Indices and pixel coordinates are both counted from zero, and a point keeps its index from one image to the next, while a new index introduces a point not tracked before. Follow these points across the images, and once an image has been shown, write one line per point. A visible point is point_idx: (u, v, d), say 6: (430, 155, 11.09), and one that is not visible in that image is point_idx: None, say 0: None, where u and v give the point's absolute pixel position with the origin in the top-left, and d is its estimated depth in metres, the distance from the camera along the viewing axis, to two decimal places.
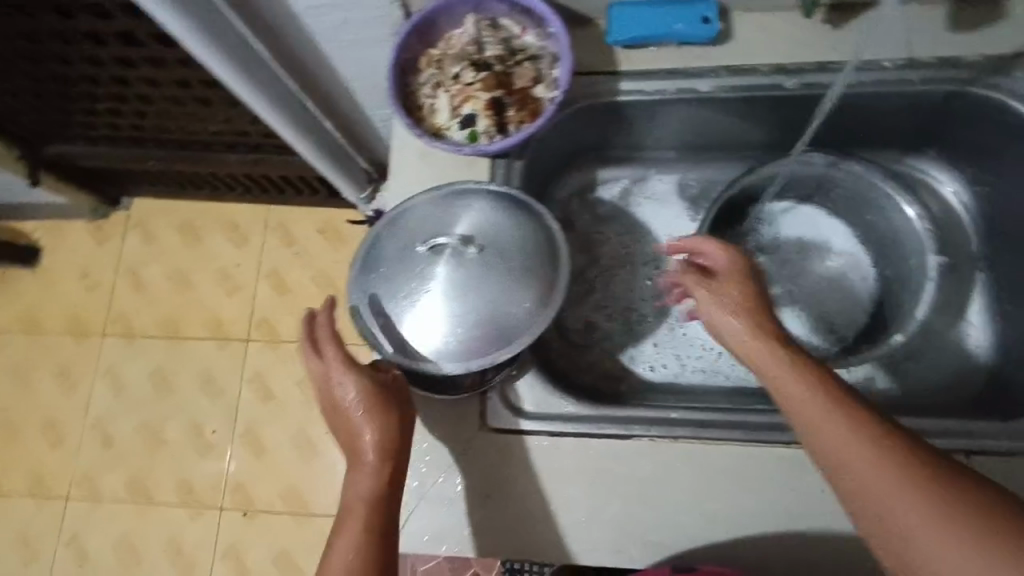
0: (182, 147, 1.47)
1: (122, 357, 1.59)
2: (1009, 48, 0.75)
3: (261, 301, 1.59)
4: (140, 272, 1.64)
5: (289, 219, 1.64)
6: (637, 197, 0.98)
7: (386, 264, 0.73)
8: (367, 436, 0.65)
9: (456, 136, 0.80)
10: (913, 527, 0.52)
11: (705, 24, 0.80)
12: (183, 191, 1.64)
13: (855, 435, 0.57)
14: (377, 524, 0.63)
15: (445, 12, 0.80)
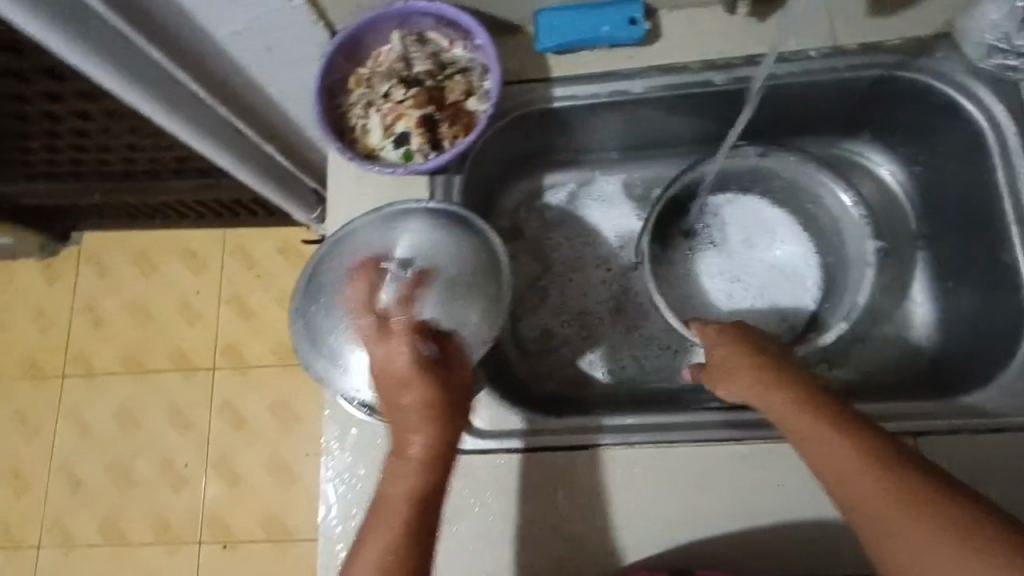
0: (127, 178, 1.42)
1: (87, 396, 1.54)
2: (931, 29, 0.75)
3: (224, 328, 1.55)
4: (98, 307, 1.59)
5: (247, 241, 1.60)
6: (585, 200, 0.98)
7: (326, 294, 0.73)
8: (421, 437, 0.64)
9: (390, 156, 0.79)
10: (895, 530, 0.54)
11: (631, 25, 0.79)
12: (136, 221, 1.60)
13: (840, 445, 0.58)
14: (415, 526, 0.63)
15: (371, 30, 0.79)
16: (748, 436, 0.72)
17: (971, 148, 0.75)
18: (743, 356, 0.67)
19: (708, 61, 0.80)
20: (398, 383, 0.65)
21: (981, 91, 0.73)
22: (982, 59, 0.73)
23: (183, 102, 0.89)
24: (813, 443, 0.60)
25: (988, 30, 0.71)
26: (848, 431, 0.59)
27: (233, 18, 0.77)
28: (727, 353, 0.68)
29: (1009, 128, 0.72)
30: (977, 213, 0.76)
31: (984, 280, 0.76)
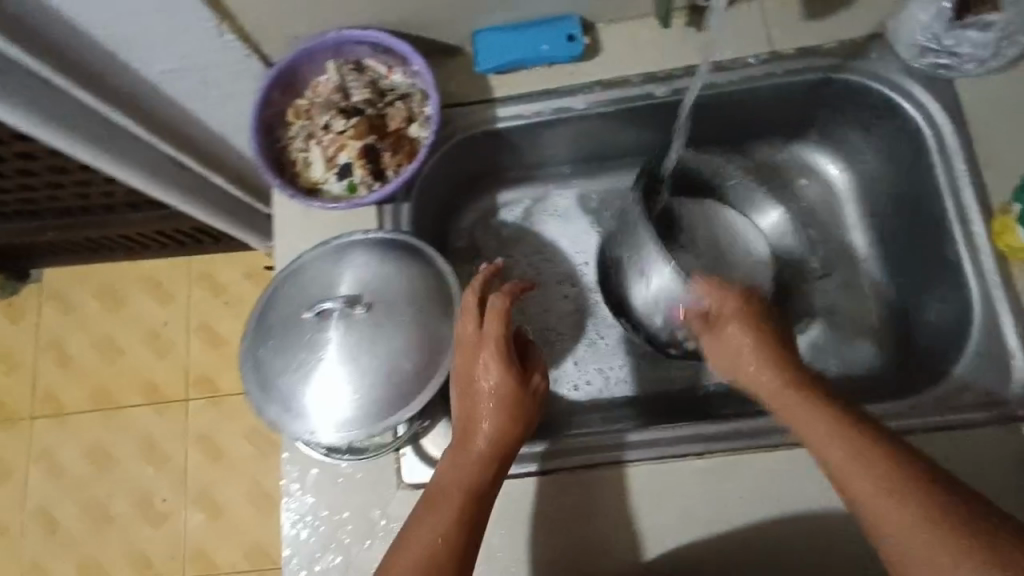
0: (83, 213, 1.39)
1: (58, 437, 1.49)
2: (864, 31, 0.76)
3: (195, 358, 1.52)
4: (64, 344, 1.54)
5: (213, 267, 1.56)
6: (541, 215, 0.96)
7: (276, 336, 0.71)
8: (487, 426, 0.66)
9: (334, 189, 0.78)
10: (880, 526, 0.53)
11: (569, 42, 0.79)
12: (97, 255, 1.55)
13: (832, 438, 0.57)
14: (474, 517, 0.63)
15: (306, 61, 0.78)
16: (710, 448, 0.72)
17: (911, 147, 0.76)
18: (759, 338, 0.65)
19: (648, 73, 0.80)
20: (476, 371, 0.68)
21: (916, 90, 0.74)
22: (915, 60, 0.73)
23: (122, 143, 0.87)
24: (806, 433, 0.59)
25: (918, 31, 0.71)
26: (842, 424, 0.57)
27: (164, 57, 0.75)
28: (741, 336, 0.65)
29: (945, 126, 0.72)
30: (920, 210, 0.76)
31: (931, 275, 0.77)
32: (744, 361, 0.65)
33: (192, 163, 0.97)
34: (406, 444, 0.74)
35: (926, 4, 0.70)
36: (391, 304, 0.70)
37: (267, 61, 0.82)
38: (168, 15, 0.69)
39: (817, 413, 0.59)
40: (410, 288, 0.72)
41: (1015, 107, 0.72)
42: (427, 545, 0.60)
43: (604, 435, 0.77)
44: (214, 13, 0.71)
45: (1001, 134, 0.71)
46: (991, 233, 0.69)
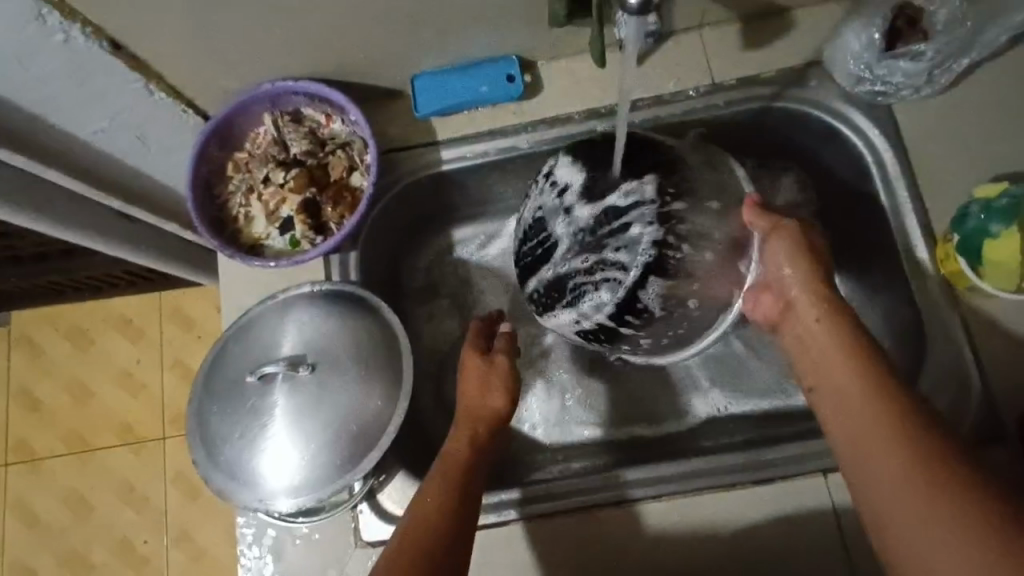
0: (42, 258, 1.22)
1: (35, 488, 1.29)
2: (802, 58, 0.76)
3: (170, 394, 1.32)
4: (32, 389, 1.34)
5: (186, 301, 1.36)
6: (498, 252, 0.93)
7: (220, 401, 0.70)
8: (479, 399, 0.69)
9: (277, 244, 0.78)
10: (876, 465, 0.50)
11: (510, 82, 0.78)
12: (63, 297, 1.35)
13: (849, 375, 0.55)
14: (468, 490, 0.62)
15: (241, 114, 0.77)
16: (676, 487, 0.71)
17: (856, 171, 0.75)
18: (802, 258, 0.62)
19: (590, 108, 0.79)
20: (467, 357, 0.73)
21: (855, 116, 0.74)
22: (853, 87, 0.73)
23: (58, 201, 0.80)
24: (823, 366, 0.58)
25: (851, 59, 0.72)
26: (864, 370, 0.54)
27: (95, 115, 0.71)
28: (788, 254, 0.63)
29: (886, 152, 0.72)
30: (873, 233, 0.75)
31: (889, 296, 0.76)
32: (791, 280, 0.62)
33: (148, 220, 0.89)
34: (363, 500, 0.72)
35: (857, 32, 0.71)
36: (335, 361, 0.70)
37: (204, 114, 0.83)
38: (92, 78, 0.68)
39: (844, 348, 0.57)
40: (355, 341, 0.71)
41: (950, 130, 0.72)
42: (425, 510, 0.60)
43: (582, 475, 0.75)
44: (138, 71, 0.72)
45: (939, 156, 0.71)
46: (934, 260, 0.69)
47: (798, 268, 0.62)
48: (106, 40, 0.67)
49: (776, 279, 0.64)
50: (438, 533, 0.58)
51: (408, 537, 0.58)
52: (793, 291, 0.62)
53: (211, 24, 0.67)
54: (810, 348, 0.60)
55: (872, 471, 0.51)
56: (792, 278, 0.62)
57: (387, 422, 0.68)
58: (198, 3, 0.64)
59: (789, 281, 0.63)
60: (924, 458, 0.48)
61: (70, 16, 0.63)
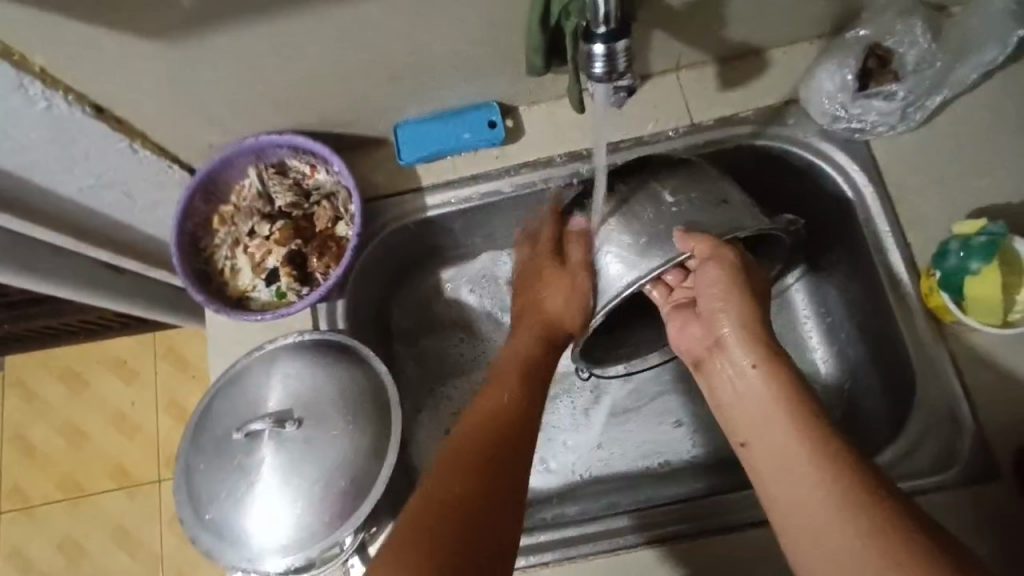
0: (35, 302, 1.22)
1: (29, 535, 1.27)
2: (779, 97, 0.77)
3: (165, 437, 1.31)
4: (27, 435, 1.32)
5: (179, 341, 1.35)
6: (501, 283, 0.92)
7: (206, 458, 0.69)
8: (551, 301, 0.74)
9: (263, 295, 0.78)
10: (807, 508, 0.52)
11: (491, 128, 0.79)
12: (55, 340, 1.34)
13: (781, 425, 0.57)
14: (512, 416, 0.61)
15: (226, 168, 0.78)
16: (684, 529, 0.68)
17: (838, 207, 0.76)
18: (731, 287, 0.64)
19: (573, 151, 0.80)
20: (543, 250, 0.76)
21: (834, 153, 0.74)
22: (830, 125, 0.74)
23: (44, 256, 0.80)
24: (753, 408, 0.59)
25: (826, 99, 0.73)
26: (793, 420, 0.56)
27: (80, 175, 0.72)
28: (722, 287, 0.65)
29: (866, 188, 0.73)
30: (859, 268, 0.75)
31: (874, 327, 0.75)
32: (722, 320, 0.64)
33: (135, 268, 0.89)
34: (354, 554, 0.69)
35: (830, 73, 0.72)
36: (322, 414, 0.69)
37: (190, 168, 0.83)
38: (74, 141, 0.68)
39: (775, 387, 0.59)
40: (341, 394, 0.70)
41: (927, 164, 0.72)
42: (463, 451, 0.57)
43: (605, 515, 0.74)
44: (122, 133, 0.72)
45: (917, 191, 0.72)
46: (919, 292, 0.69)
47: (730, 307, 0.64)
48: (90, 106, 0.68)
49: (706, 313, 0.66)
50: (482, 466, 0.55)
51: (436, 484, 0.54)
52: (720, 329, 0.64)
53: (193, 84, 0.68)
54: (737, 386, 0.62)
55: (811, 513, 0.51)
56: (722, 315, 0.64)
57: (377, 475, 0.67)
58: (180, 63, 0.65)
59: (721, 321, 0.65)
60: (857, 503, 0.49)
61: (52, 85, 0.64)
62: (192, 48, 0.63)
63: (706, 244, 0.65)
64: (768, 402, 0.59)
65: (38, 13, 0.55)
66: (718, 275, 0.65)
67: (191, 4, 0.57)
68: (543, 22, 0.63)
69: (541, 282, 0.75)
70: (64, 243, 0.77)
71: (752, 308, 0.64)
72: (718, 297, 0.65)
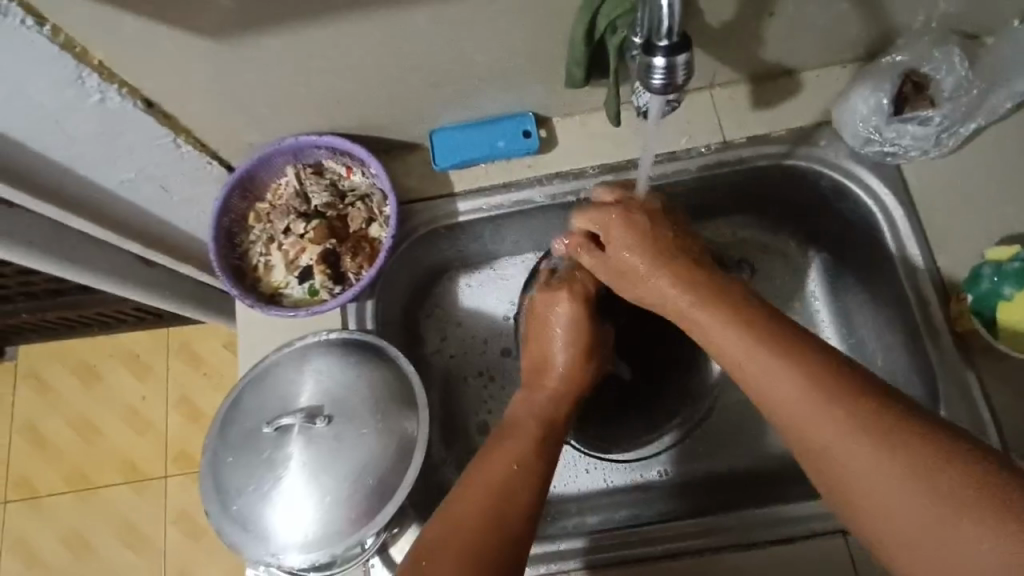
0: (58, 293, 1.23)
1: (35, 527, 1.27)
2: (811, 119, 0.78)
3: (175, 433, 1.31)
4: (39, 425, 1.33)
5: (195, 337, 1.36)
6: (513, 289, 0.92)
7: (234, 451, 0.70)
8: (562, 347, 0.70)
9: (295, 292, 0.79)
10: (841, 458, 0.49)
11: (525, 137, 0.81)
12: (73, 331, 1.35)
13: (782, 374, 0.53)
14: (527, 432, 0.64)
15: (266, 165, 0.79)
16: (711, 542, 0.70)
17: (866, 228, 0.77)
18: (660, 255, 0.65)
19: (606, 163, 0.81)
20: (546, 296, 0.71)
21: (865, 175, 0.75)
22: (862, 147, 0.74)
23: (80, 246, 0.81)
24: (750, 375, 0.56)
25: (859, 122, 0.73)
26: (792, 368, 0.53)
27: (122, 167, 0.74)
28: (652, 256, 0.66)
29: (895, 211, 0.74)
30: (885, 290, 0.76)
31: (901, 349, 0.75)
32: (661, 282, 0.64)
33: (166, 262, 0.90)
34: (376, 554, 0.69)
35: (864, 96, 0.73)
36: (351, 412, 0.70)
37: (228, 165, 0.84)
38: (121, 132, 0.70)
39: (763, 343, 0.56)
40: (369, 391, 0.71)
41: (957, 190, 0.73)
42: (480, 482, 0.58)
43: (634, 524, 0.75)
44: (168, 128, 0.73)
45: (947, 216, 0.73)
46: (947, 316, 0.69)
47: (659, 273, 0.64)
48: (141, 100, 0.69)
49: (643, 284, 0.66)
50: (496, 489, 0.58)
51: (459, 513, 0.56)
52: (670, 296, 0.63)
53: (241, 84, 0.69)
54: (726, 348, 0.58)
55: (848, 466, 0.49)
56: (661, 282, 0.64)
57: (402, 475, 0.68)
58: (232, 62, 0.66)
59: (664, 287, 0.64)
60: (891, 442, 0.48)
61: (108, 78, 0.65)
62: (245, 48, 0.65)
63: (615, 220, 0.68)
64: (759, 352, 0.55)
65: (103, 9, 0.57)
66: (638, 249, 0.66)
67: (250, 4, 0.59)
68: (587, 35, 0.64)
69: (552, 327, 0.71)
70: (102, 234, 0.78)
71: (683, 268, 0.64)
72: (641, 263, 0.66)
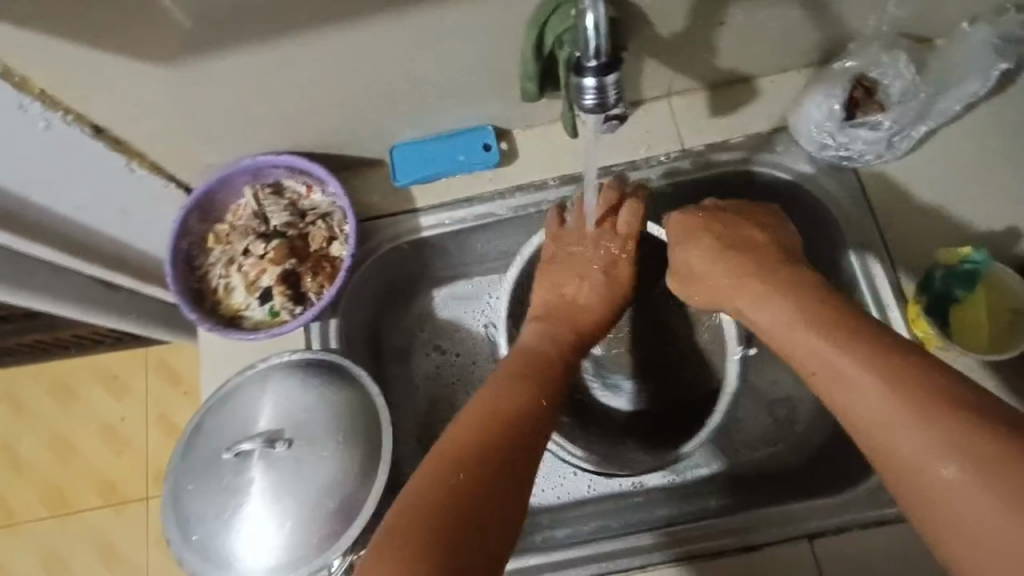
0: (27, 317, 1.21)
1: (12, 553, 1.25)
2: (768, 124, 0.78)
3: (154, 453, 1.29)
4: (14, 450, 1.30)
5: (172, 354, 1.34)
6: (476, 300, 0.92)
7: (195, 478, 0.69)
8: (590, 292, 0.73)
9: (255, 314, 0.79)
10: (916, 460, 0.48)
11: (485, 150, 0.81)
12: (46, 354, 1.33)
13: (862, 371, 0.53)
14: (530, 369, 0.65)
15: (223, 187, 0.79)
16: (679, 552, 0.70)
17: (826, 234, 0.77)
18: (727, 252, 0.69)
19: (565, 174, 0.81)
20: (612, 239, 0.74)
21: (822, 179, 0.76)
22: (818, 152, 0.75)
23: (40, 272, 0.80)
24: (825, 370, 0.56)
25: (813, 127, 0.74)
26: (868, 365, 0.53)
27: (79, 192, 0.72)
28: (712, 254, 0.70)
29: (855, 214, 0.74)
30: None
31: None
32: (730, 273, 0.68)
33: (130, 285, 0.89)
34: None
35: (818, 101, 0.74)
36: (312, 434, 0.69)
37: (186, 187, 0.83)
38: (72, 157, 0.69)
39: (838, 341, 0.56)
40: (330, 412, 0.70)
41: (913, 193, 0.74)
42: (492, 401, 0.60)
43: (610, 535, 0.75)
44: (122, 155, 0.73)
45: (904, 218, 0.73)
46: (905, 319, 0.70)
47: (729, 266, 0.68)
48: (89, 126, 0.69)
49: (709, 275, 0.70)
50: (489, 423, 0.57)
51: (464, 428, 0.57)
52: (726, 279, 0.68)
53: (192, 107, 0.69)
54: (802, 350, 0.59)
55: (922, 469, 0.48)
56: (703, 259, 0.70)
57: (365, 496, 0.67)
58: (180, 85, 0.65)
59: (721, 276, 0.69)
60: (971, 452, 0.46)
61: (52, 105, 0.65)
62: (193, 71, 0.64)
63: (690, 218, 0.73)
64: (831, 350, 0.56)
65: (40, 37, 0.56)
66: (723, 243, 0.70)
67: (192, 24, 0.58)
68: (536, 50, 0.65)
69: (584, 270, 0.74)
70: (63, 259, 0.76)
71: (793, 276, 0.65)
72: (731, 272, 0.68)
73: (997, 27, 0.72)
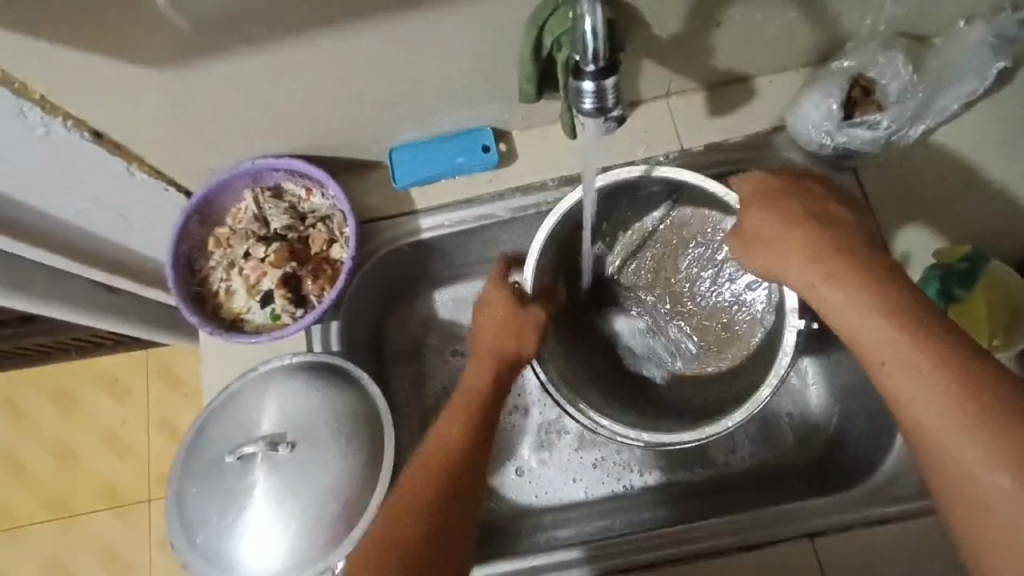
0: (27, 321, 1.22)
1: (15, 558, 1.25)
2: (766, 124, 0.78)
3: (156, 456, 1.29)
4: (14, 455, 1.30)
5: (172, 357, 1.34)
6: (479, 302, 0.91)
7: (198, 481, 0.69)
8: (499, 322, 0.70)
9: (257, 317, 0.79)
10: (975, 471, 0.47)
11: (485, 152, 0.81)
12: (46, 358, 1.33)
13: (939, 376, 0.50)
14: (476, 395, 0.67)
15: (223, 190, 0.79)
16: (684, 551, 0.70)
17: None
18: (797, 219, 0.61)
19: (564, 175, 0.82)
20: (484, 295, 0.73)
21: None
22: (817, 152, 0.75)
23: (40, 278, 0.80)
24: (897, 365, 0.51)
25: (811, 127, 0.75)
26: (949, 369, 0.50)
27: (74, 198, 0.73)
28: (784, 221, 0.61)
29: None
30: None
31: None
32: (801, 243, 0.60)
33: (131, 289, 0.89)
34: None
35: (815, 102, 0.74)
36: (314, 436, 0.69)
37: (186, 190, 0.83)
38: (71, 162, 0.69)
39: (915, 337, 0.51)
40: (332, 415, 0.70)
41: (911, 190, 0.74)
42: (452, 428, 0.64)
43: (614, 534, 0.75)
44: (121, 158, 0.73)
45: None
46: None
47: (806, 232, 0.60)
48: (88, 131, 0.68)
49: (777, 242, 0.62)
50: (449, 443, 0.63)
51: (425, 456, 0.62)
52: (794, 252, 0.60)
53: (192, 111, 0.69)
54: (870, 339, 0.53)
55: (982, 481, 0.47)
56: (771, 228, 0.62)
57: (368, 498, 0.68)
58: (180, 90, 0.66)
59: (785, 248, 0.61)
60: None
61: (52, 111, 0.64)
62: (193, 76, 0.64)
63: (755, 183, 0.65)
64: (908, 346, 0.51)
65: (40, 44, 0.57)
66: (794, 208, 0.62)
67: (192, 31, 0.58)
68: (535, 53, 0.65)
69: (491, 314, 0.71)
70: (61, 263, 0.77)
71: (871, 255, 0.57)
72: (801, 239, 0.60)
73: (994, 26, 0.72)
